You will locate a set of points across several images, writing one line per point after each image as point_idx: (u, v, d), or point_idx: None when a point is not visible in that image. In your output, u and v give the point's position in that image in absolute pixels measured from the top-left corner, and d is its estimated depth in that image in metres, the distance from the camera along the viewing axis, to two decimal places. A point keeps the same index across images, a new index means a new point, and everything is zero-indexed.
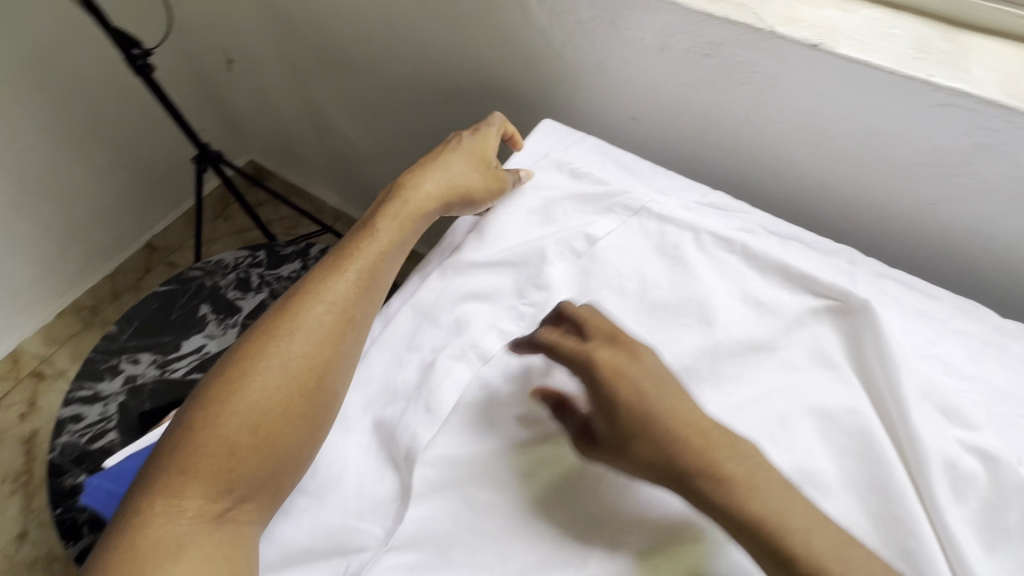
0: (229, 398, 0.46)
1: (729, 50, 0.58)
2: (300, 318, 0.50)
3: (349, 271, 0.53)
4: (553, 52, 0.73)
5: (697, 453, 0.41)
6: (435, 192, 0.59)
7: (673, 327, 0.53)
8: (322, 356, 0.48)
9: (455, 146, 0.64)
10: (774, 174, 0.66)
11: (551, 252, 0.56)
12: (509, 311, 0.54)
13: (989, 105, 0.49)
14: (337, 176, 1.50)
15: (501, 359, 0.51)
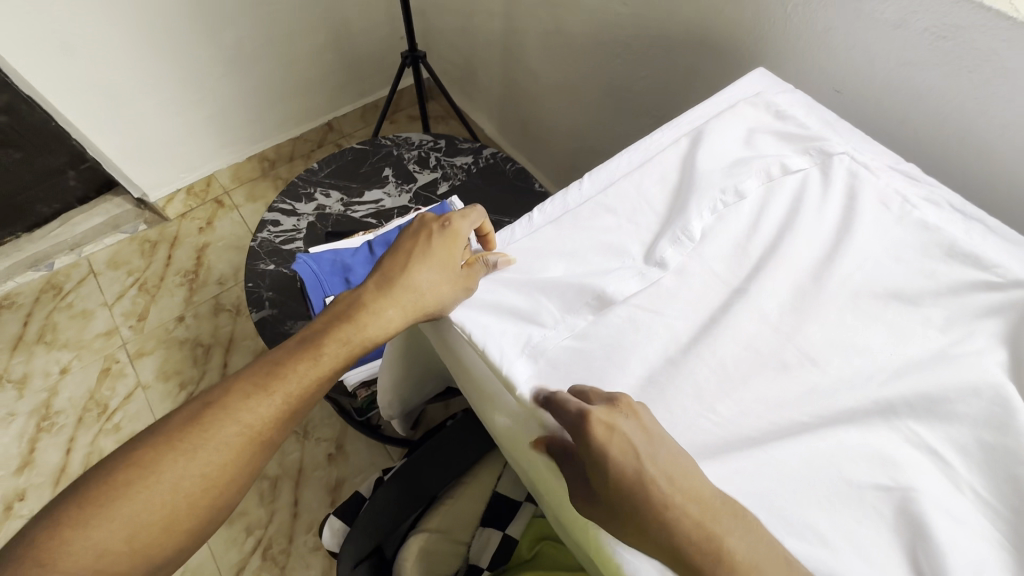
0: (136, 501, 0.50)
1: (970, 34, 0.62)
2: (212, 430, 0.53)
3: (269, 398, 0.54)
4: (782, 12, 0.79)
5: (692, 526, 0.41)
6: (387, 321, 0.56)
7: (845, 255, 0.57)
8: (217, 485, 0.52)
9: (427, 254, 0.59)
10: (962, 166, 0.70)
11: (750, 167, 0.63)
12: (714, 203, 0.60)
13: None
14: (503, 106, 1.64)
15: (702, 243, 0.58)
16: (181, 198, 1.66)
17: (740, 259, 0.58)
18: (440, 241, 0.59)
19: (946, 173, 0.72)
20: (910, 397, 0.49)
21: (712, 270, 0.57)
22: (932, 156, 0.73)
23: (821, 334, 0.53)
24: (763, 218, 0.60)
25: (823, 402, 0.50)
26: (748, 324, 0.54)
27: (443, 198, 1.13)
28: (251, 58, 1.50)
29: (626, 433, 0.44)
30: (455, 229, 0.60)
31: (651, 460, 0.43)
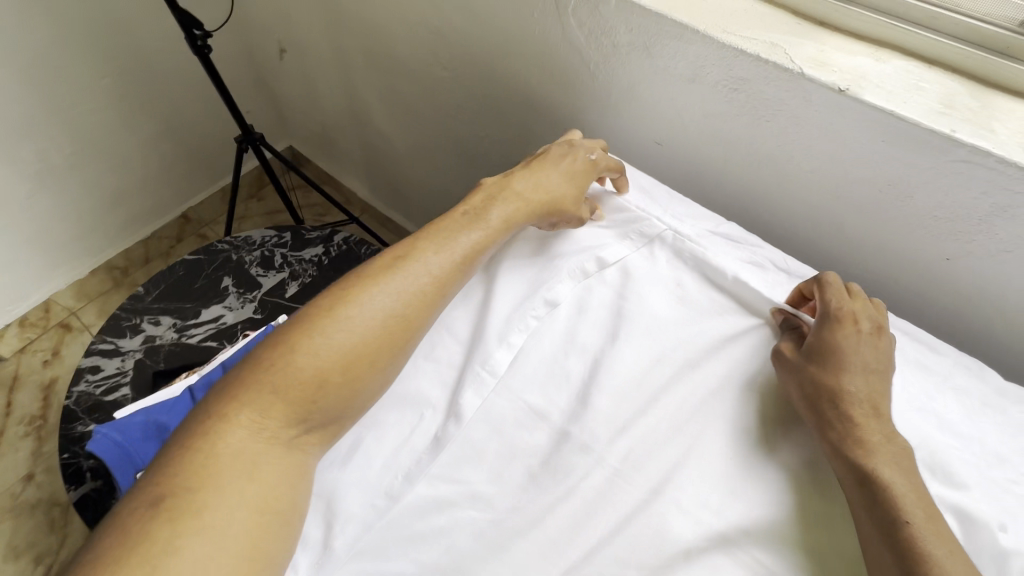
0: (310, 347, 0.47)
1: (757, 86, 0.60)
2: (367, 302, 0.50)
3: (335, 344, 0.48)
4: (587, 70, 0.75)
5: (859, 417, 0.46)
6: (459, 253, 0.54)
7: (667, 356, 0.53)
8: (350, 373, 0.48)
9: (495, 200, 0.57)
10: (785, 212, 0.67)
11: (560, 268, 0.57)
12: (520, 324, 0.54)
13: (1008, 166, 0.49)
14: (368, 169, 1.53)
15: (509, 375, 0.53)
16: (16, 331, 1.44)
17: (556, 380, 0.53)
18: (512, 181, 0.59)
19: (773, 217, 0.69)
20: (736, 520, 0.46)
21: (525, 404, 0.52)
22: (756, 203, 0.70)
23: (643, 457, 0.49)
24: (579, 326, 0.55)
25: (651, 543, 0.46)
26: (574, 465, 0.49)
27: (293, 302, 1.01)
28: (67, 166, 1.32)
29: (853, 338, 0.49)
30: (523, 171, 0.60)
31: (862, 356, 0.49)
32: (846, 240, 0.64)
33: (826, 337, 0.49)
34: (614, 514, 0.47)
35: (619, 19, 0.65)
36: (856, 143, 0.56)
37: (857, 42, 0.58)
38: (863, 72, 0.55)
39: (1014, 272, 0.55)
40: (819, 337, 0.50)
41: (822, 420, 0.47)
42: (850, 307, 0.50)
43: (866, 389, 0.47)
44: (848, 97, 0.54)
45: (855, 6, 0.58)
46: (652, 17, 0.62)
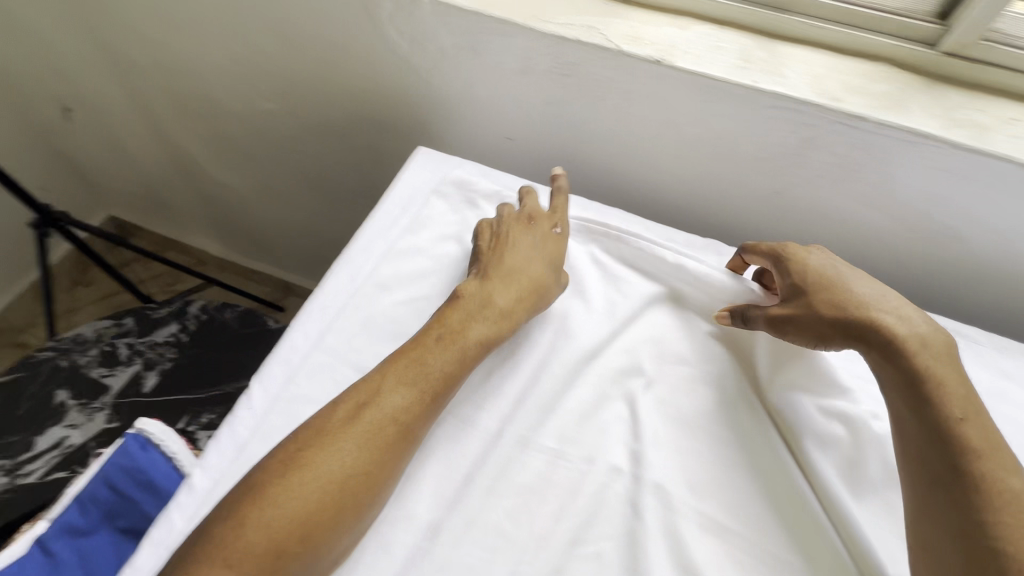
0: (275, 501, 0.39)
1: (585, 68, 0.61)
2: (344, 438, 0.42)
3: (285, 512, 0.39)
4: (421, 78, 0.72)
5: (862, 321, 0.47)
6: (427, 388, 0.46)
7: (584, 338, 0.53)
8: (322, 529, 0.40)
9: (472, 317, 0.50)
10: (640, 181, 0.71)
11: None
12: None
13: (802, 104, 0.55)
14: (213, 223, 1.36)
15: None
16: None
17: (481, 389, 0.50)
18: (489, 289, 0.52)
19: (631, 189, 0.72)
20: (682, 478, 0.47)
21: (456, 421, 0.48)
22: (613, 179, 0.72)
23: (581, 440, 0.48)
24: None
25: (609, 524, 0.44)
26: (523, 469, 0.46)
27: (155, 396, 0.86)
28: None
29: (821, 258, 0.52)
30: (492, 272, 0.53)
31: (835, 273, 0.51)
32: (697, 195, 0.69)
33: (789, 275, 0.52)
34: (569, 507, 0.45)
35: (438, 22, 0.63)
36: (681, 106, 0.60)
37: (658, 14, 0.62)
38: (672, 41, 0.59)
39: (827, 194, 0.63)
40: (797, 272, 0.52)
41: (857, 336, 0.47)
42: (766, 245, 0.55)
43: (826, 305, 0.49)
44: (664, 66, 0.57)
45: None
46: (470, 16, 0.61)
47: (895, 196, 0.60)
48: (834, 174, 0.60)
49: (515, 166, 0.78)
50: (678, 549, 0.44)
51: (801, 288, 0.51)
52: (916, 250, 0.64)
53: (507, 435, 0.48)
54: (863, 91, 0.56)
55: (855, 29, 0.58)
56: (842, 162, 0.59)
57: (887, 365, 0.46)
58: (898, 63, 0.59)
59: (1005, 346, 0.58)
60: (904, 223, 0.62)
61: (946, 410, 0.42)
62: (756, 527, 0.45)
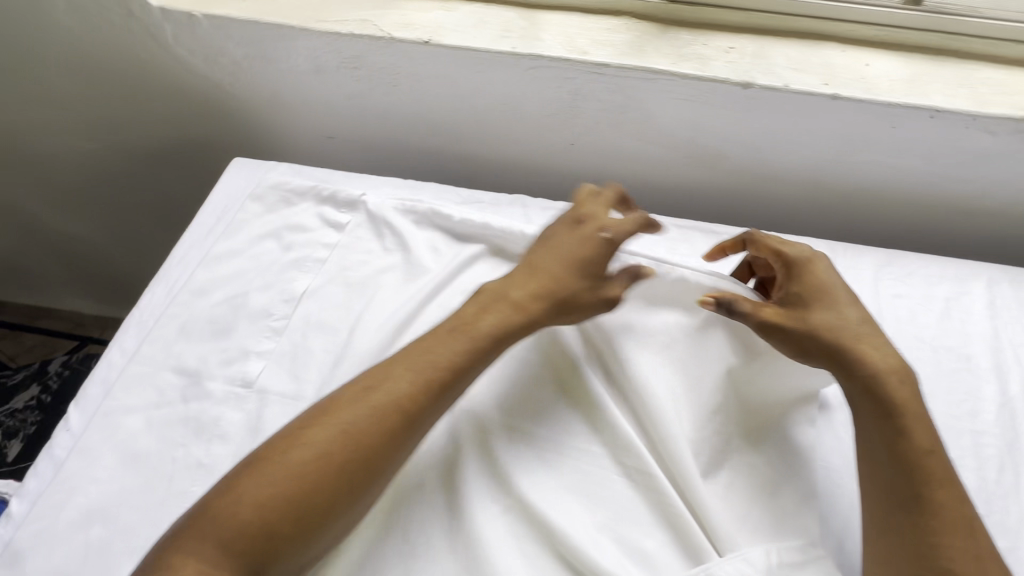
0: (267, 480, 0.41)
1: (370, 59, 0.66)
2: (338, 422, 0.44)
3: (258, 506, 0.41)
4: (228, 92, 0.74)
5: (847, 338, 0.48)
6: (444, 377, 0.47)
7: (399, 301, 0.58)
8: (316, 510, 0.41)
9: (492, 306, 0.51)
10: (456, 154, 0.77)
11: (288, 267, 0.60)
12: (261, 332, 0.55)
13: (557, 61, 0.63)
14: (77, 281, 1.30)
15: (261, 379, 0.52)
16: None
17: (303, 364, 0.53)
18: (521, 271, 0.54)
19: (452, 163, 0.78)
20: (492, 400, 0.52)
21: (281, 397, 0.51)
22: (434, 156, 0.78)
23: None
24: (314, 308, 0.57)
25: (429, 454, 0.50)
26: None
27: (20, 462, 0.83)
28: None
29: (828, 273, 0.51)
30: (550, 246, 0.55)
31: (831, 290, 0.50)
32: (508, 158, 0.76)
33: (796, 283, 0.51)
34: None
35: (222, 35, 0.66)
36: (463, 80, 0.67)
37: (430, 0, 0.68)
38: (440, 23, 0.65)
39: (610, 138, 0.71)
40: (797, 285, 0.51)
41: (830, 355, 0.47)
42: (793, 250, 0.53)
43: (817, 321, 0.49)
44: (434, 46, 0.63)
45: None
46: (250, 25, 0.64)
47: (662, 129, 0.69)
48: (608, 118, 0.68)
49: (345, 161, 0.81)
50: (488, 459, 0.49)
51: (801, 297, 0.50)
52: (695, 173, 0.73)
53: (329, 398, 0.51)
54: (608, 43, 0.64)
55: None
56: (609, 107, 0.67)
57: (836, 370, 0.48)
58: (640, 14, 0.67)
59: None
60: (678, 152, 0.71)
61: (907, 427, 0.45)
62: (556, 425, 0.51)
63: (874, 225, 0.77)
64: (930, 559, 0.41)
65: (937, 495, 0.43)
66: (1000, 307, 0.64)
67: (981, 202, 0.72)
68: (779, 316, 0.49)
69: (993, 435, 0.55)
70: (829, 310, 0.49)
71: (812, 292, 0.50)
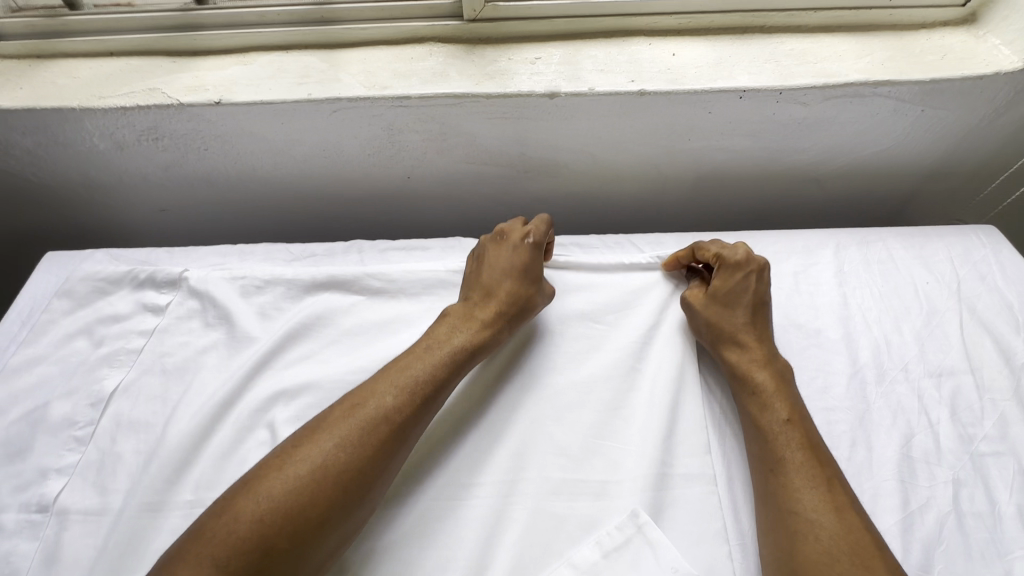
0: (263, 492, 0.40)
1: (168, 127, 0.62)
2: (328, 436, 0.43)
3: (221, 541, 0.38)
4: (38, 184, 0.70)
5: (725, 336, 0.53)
6: (420, 387, 0.47)
7: (221, 379, 0.55)
8: (308, 532, 0.39)
9: (457, 328, 0.52)
10: (296, 205, 0.74)
11: (99, 365, 0.55)
12: (63, 445, 0.50)
13: (357, 100, 0.60)
14: None
15: (60, 499, 0.48)
16: None
17: (108, 472, 0.49)
18: (474, 305, 0.54)
19: (297, 215, 0.75)
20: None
21: (81, 515, 0.47)
22: (274, 212, 0.75)
23: (217, 478, 0.49)
24: (126, 405, 0.53)
25: None
26: (158, 534, 0.46)
27: None
28: None
29: (741, 282, 0.55)
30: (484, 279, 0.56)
31: (746, 300, 0.54)
32: (350, 202, 0.74)
33: (721, 281, 0.55)
34: None
35: (3, 128, 0.62)
36: (272, 133, 0.64)
37: (225, 58, 0.65)
38: (234, 80, 0.62)
39: (443, 165, 0.69)
40: (721, 284, 0.55)
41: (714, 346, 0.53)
42: (734, 252, 0.57)
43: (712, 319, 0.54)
44: (227, 105, 0.60)
45: (206, 33, 0.64)
46: (28, 114, 0.60)
47: (491, 149, 0.67)
48: (432, 147, 0.66)
49: (189, 232, 0.78)
50: None
51: (717, 290, 0.55)
52: (539, 185, 0.72)
53: (133, 505, 0.47)
54: (410, 73, 0.62)
55: (395, 20, 0.65)
56: (431, 134, 0.64)
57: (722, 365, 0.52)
58: (445, 38, 0.65)
59: (617, 243, 0.66)
60: (514, 168, 0.69)
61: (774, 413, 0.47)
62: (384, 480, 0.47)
63: (732, 204, 0.77)
64: (796, 530, 0.41)
65: (801, 470, 0.44)
66: (849, 272, 0.63)
67: (822, 167, 0.72)
68: (690, 300, 0.56)
69: (845, 410, 0.53)
70: (731, 313, 0.53)
71: (723, 290, 0.55)
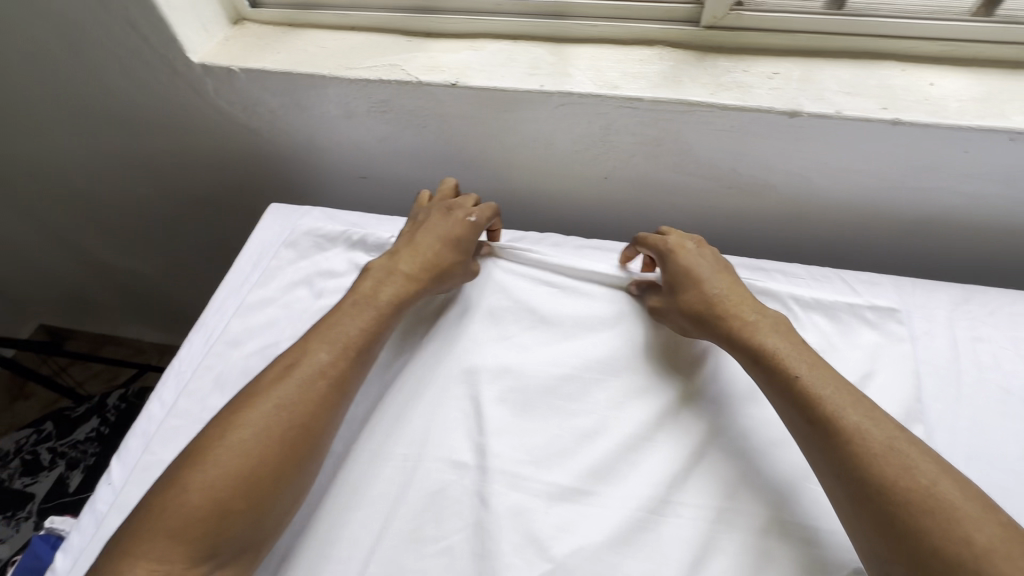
0: (251, 423, 0.46)
1: (398, 102, 0.66)
2: (304, 375, 0.49)
3: (249, 444, 0.45)
4: (266, 139, 0.77)
5: (724, 310, 0.54)
6: (353, 344, 0.53)
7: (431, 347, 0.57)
8: (282, 462, 0.45)
9: (383, 281, 0.58)
10: (487, 189, 0.76)
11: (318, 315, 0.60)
12: None
13: (587, 97, 0.60)
14: (142, 313, 1.37)
15: None
16: None
17: None
18: (400, 259, 0.60)
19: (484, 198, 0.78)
20: (528, 458, 0.50)
21: None
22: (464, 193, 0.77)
23: (427, 441, 0.51)
24: None
25: (457, 517, 0.47)
26: (375, 482, 0.50)
27: (81, 491, 0.88)
28: None
29: (694, 257, 0.58)
30: (405, 246, 0.61)
31: (708, 276, 0.56)
32: (538, 193, 0.75)
33: (674, 270, 0.58)
34: (418, 505, 0.48)
35: (258, 88, 0.68)
36: (491, 119, 0.66)
37: (457, 42, 0.67)
38: (468, 64, 0.64)
39: (645, 170, 0.68)
40: (670, 275, 0.58)
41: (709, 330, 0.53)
42: (663, 239, 0.61)
43: (696, 297, 0.55)
44: (461, 87, 0.62)
45: (444, 17, 0.67)
46: (282, 77, 0.66)
47: (702, 161, 0.65)
48: (640, 152, 0.66)
49: (380, 201, 0.83)
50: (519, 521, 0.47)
51: (674, 285, 0.57)
52: (738, 203, 0.69)
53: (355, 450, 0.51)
54: (641, 75, 0.61)
55: (629, 20, 0.64)
56: (647, 137, 0.64)
57: (736, 353, 0.52)
58: (675, 43, 0.64)
59: (824, 276, 0.63)
60: (718, 183, 0.67)
61: (857, 428, 0.44)
62: (593, 480, 0.49)
63: (942, 250, 0.70)
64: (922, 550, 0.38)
65: (942, 486, 0.40)
66: None
67: None
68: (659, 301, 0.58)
69: None
70: (709, 287, 0.55)
71: (678, 281, 0.57)
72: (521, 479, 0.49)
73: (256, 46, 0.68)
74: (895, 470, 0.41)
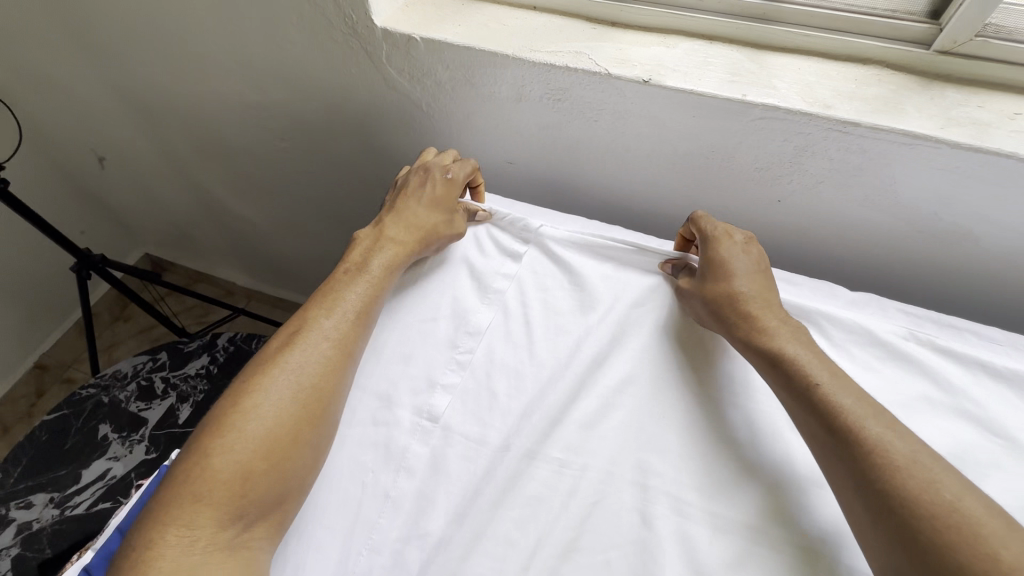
0: (262, 390, 0.46)
1: (576, 92, 0.63)
2: (301, 343, 0.49)
3: (274, 408, 0.45)
4: (421, 110, 0.75)
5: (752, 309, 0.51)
6: (353, 309, 0.52)
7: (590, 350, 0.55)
8: (296, 425, 0.45)
9: (373, 249, 0.57)
10: (639, 192, 0.72)
11: (471, 297, 0.58)
12: (447, 364, 0.54)
13: (794, 113, 0.55)
14: (242, 258, 1.41)
15: (448, 415, 0.51)
16: None
17: (486, 405, 0.52)
18: (386, 225, 0.59)
19: (632, 201, 0.74)
20: (691, 483, 0.47)
21: (464, 437, 0.50)
22: (612, 193, 0.74)
23: (587, 449, 0.49)
24: (495, 344, 0.55)
25: (618, 536, 0.45)
26: (530, 482, 0.47)
27: (190, 424, 0.91)
28: None
29: (732, 250, 0.55)
30: (389, 215, 0.60)
31: (741, 270, 0.54)
32: (695, 205, 0.70)
33: (712, 256, 0.55)
34: (576, 515, 0.46)
35: (433, 59, 0.66)
36: (672, 123, 0.62)
37: (647, 36, 0.63)
38: (660, 62, 0.60)
39: (829, 199, 0.62)
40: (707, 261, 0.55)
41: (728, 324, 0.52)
42: (711, 224, 0.57)
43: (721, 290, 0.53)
44: (653, 86, 0.59)
45: (639, 7, 0.63)
46: (462, 51, 0.64)
47: (902, 200, 0.59)
48: (832, 179, 0.60)
49: (518, 188, 0.80)
50: (684, 556, 0.44)
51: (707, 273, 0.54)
52: (926, 250, 0.63)
53: (512, 448, 0.49)
54: (858, 97, 0.56)
55: (848, 35, 0.58)
56: (848, 164, 0.58)
57: (752, 354, 0.50)
58: (897, 65, 0.58)
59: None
60: (911, 225, 0.61)
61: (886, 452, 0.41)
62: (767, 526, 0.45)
63: None
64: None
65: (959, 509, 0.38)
66: None
67: None
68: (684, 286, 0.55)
69: None
70: (735, 279, 0.53)
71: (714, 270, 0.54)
72: (687, 510, 0.46)
73: (438, 16, 0.66)
74: (918, 484, 0.39)
